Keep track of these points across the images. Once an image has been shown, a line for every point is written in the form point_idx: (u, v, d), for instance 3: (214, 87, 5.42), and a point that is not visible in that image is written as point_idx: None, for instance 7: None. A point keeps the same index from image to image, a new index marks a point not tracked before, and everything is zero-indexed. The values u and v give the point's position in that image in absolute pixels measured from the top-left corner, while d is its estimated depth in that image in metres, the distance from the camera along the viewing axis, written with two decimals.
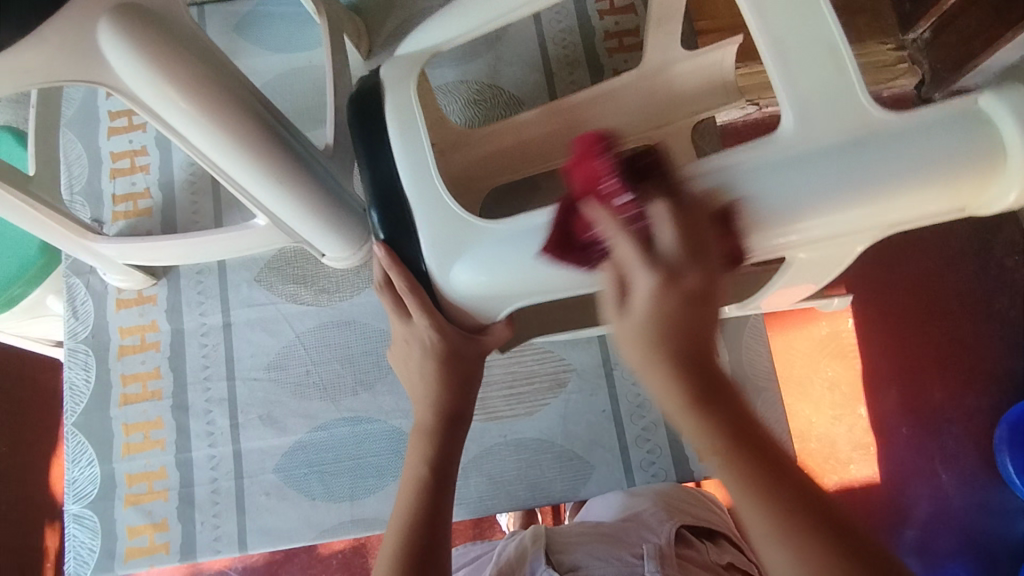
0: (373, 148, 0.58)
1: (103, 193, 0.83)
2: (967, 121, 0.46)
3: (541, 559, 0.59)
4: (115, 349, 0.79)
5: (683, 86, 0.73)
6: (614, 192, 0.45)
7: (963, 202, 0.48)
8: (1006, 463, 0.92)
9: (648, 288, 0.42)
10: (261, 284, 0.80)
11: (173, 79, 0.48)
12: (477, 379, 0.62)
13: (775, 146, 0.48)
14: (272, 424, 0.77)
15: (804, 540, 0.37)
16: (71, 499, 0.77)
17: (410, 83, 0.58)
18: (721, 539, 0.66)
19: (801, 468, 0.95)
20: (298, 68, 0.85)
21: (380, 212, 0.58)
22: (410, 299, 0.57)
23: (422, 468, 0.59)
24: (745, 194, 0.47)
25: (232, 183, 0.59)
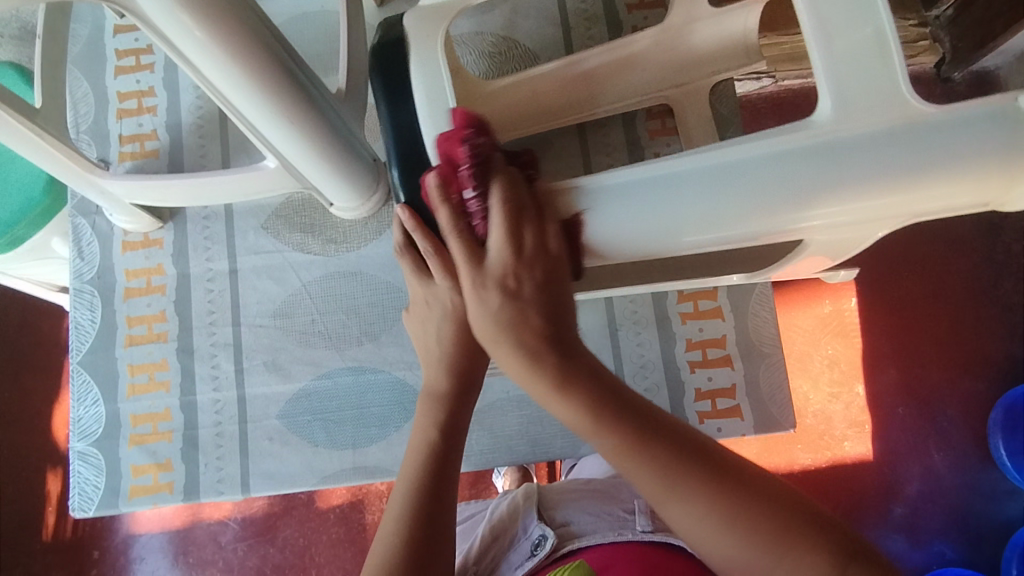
0: (396, 99, 0.59)
1: (109, 133, 0.82)
2: (1010, 117, 0.45)
3: (535, 511, 0.62)
4: (121, 290, 0.79)
5: (700, 52, 0.73)
6: (463, 182, 0.52)
7: (988, 198, 0.48)
8: (998, 445, 0.93)
9: (492, 270, 0.52)
10: (268, 231, 0.80)
11: (189, 6, 0.47)
12: (491, 347, 0.61)
13: (812, 131, 0.47)
14: (277, 370, 0.77)
15: (727, 515, 0.44)
16: (76, 436, 0.77)
17: (435, 35, 0.56)
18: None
19: (797, 440, 0.96)
20: (310, 12, 0.83)
21: (399, 168, 0.59)
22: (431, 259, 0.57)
23: (433, 434, 0.58)
24: (760, 181, 0.47)
25: (241, 118, 0.58)
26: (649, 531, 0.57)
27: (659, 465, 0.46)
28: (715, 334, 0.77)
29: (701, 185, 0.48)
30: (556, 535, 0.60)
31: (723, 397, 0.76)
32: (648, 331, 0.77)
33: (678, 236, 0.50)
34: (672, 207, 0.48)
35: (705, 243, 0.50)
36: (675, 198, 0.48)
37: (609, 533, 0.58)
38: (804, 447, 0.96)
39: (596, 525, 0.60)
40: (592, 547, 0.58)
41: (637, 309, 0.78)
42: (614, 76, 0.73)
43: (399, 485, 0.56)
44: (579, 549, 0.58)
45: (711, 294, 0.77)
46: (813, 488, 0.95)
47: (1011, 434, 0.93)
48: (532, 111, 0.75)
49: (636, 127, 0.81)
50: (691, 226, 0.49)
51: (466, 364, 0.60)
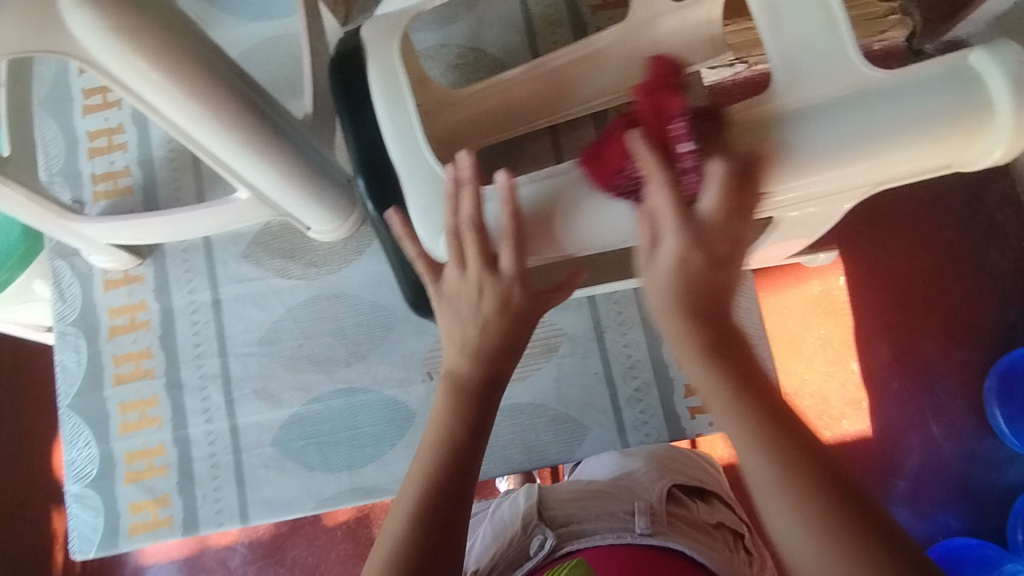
0: (359, 114, 0.59)
1: (82, 173, 0.82)
2: (959, 75, 0.44)
3: (535, 514, 0.61)
4: (105, 330, 0.79)
5: (666, 36, 0.72)
6: (680, 136, 0.44)
7: (950, 159, 0.46)
8: (995, 413, 0.93)
9: (675, 250, 0.43)
10: (248, 259, 0.80)
11: (143, 49, 0.47)
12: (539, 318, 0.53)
13: (766, 106, 0.47)
14: (267, 398, 0.77)
15: (792, 474, 0.38)
16: (72, 478, 0.77)
17: (393, 47, 0.56)
18: (713, 500, 0.67)
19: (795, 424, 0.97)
20: (273, 37, 0.83)
21: (367, 181, 0.57)
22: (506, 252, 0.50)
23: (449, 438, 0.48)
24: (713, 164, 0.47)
25: (207, 154, 0.58)
26: (648, 534, 0.56)
27: (747, 402, 0.40)
28: None
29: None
30: (555, 535, 0.59)
31: None
32: (634, 330, 0.78)
33: None
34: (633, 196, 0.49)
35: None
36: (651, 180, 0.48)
37: (609, 535, 0.56)
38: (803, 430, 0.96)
39: (596, 525, 0.59)
40: (592, 547, 0.55)
41: (621, 309, 0.78)
42: (581, 68, 0.73)
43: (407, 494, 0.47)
44: (576, 550, 0.55)
45: None
46: None
47: (1007, 402, 0.93)
48: (502, 112, 0.75)
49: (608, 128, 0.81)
50: None
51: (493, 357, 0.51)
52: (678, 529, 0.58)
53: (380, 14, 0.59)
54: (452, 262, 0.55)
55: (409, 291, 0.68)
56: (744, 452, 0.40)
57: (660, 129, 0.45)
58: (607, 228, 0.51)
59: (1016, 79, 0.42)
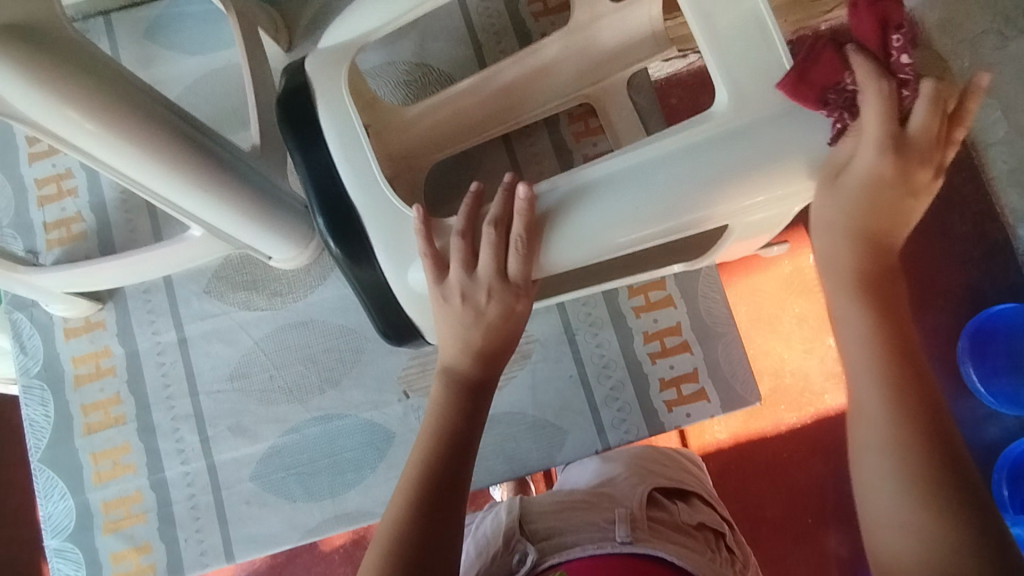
0: (309, 144, 0.56)
1: (33, 222, 0.81)
2: None
3: (515, 528, 0.59)
4: (70, 380, 0.78)
5: (609, 38, 0.72)
6: (899, 49, 0.44)
7: None
8: (971, 373, 0.89)
9: (871, 167, 0.46)
10: (211, 295, 0.79)
11: (73, 100, 0.47)
12: (511, 346, 0.57)
13: (712, 124, 0.48)
14: (242, 433, 0.76)
15: (901, 424, 0.43)
16: (50, 534, 0.76)
17: (341, 80, 0.56)
18: (693, 498, 0.65)
19: (778, 402, 0.92)
20: (218, 69, 0.82)
21: (328, 221, 0.56)
22: (515, 246, 0.52)
23: (428, 450, 0.52)
24: (682, 177, 0.49)
25: (153, 195, 0.58)
26: (629, 542, 0.55)
27: (882, 343, 0.46)
28: (670, 323, 0.78)
29: (643, 181, 0.49)
30: (537, 550, 0.57)
31: (687, 382, 0.77)
32: (605, 330, 0.78)
33: (621, 238, 0.51)
34: (617, 208, 0.50)
35: (649, 236, 0.51)
36: (624, 197, 0.50)
37: (589, 546, 0.55)
38: (787, 408, 0.92)
39: (577, 537, 0.57)
40: (574, 560, 0.54)
41: (590, 311, 0.78)
42: (530, 79, 0.73)
43: (391, 505, 0.50)
44: (558, 563, 0.54)
45: (660, 283, 0.78)
46: (801, 448, 0.91)
47: (980, 360, 0.89)
48: (456, 130, 0.75)
49: (561, 132, 0.81)
50: (640, 224, 0.50)
51: (480, 367, 0.56)
52: (660, 535, 0.57)
53: (321, 47, 0.59)
54: (421, 292, 0.56)
55: (376, 325, 0.60)
56: (860, 384, 0.46)
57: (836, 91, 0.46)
58: (580, 247, 0.52)
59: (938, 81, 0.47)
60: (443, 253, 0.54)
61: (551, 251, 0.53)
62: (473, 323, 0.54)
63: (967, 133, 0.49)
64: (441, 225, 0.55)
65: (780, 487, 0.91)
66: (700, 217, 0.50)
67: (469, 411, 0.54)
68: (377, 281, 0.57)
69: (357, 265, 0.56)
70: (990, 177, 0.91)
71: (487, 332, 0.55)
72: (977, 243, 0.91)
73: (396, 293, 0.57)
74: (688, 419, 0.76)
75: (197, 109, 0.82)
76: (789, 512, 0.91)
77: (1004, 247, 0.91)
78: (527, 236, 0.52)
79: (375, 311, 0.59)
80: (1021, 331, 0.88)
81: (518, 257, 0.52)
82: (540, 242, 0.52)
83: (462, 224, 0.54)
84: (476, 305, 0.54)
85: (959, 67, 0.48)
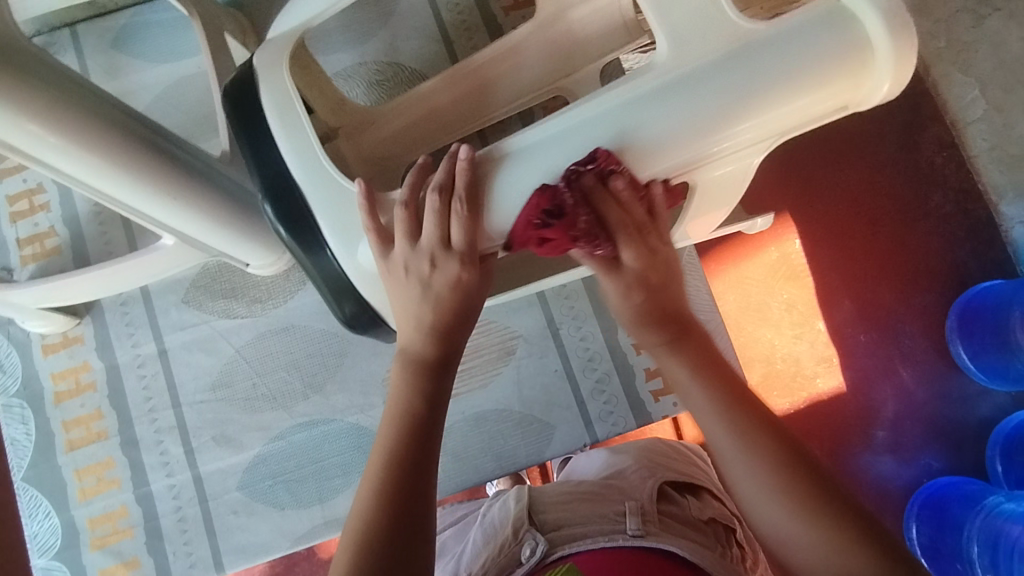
0: (256, 133, 0.56)
1: (6, 239, 0.80)
2: (836, 16, 0.45)
3: (525, 519, 0.58)
4: (51, 397, 0.77)
5: (580, 28, 0.71)
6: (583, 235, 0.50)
7: (843, 101, 0.47)
8: (960, 351, 0.89)
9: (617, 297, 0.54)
10: (190, 304, 0.78)
11: (29, 110, 0.46)
12: (467, 319, 0.55)
13: (656, 73, 0.47)
14: (227, 442, 0.75)
15: (762, 446, 0.46)
16: (36, 553, 0.75)
17: (283, 69, 0.55)
18: (702, 492, 0.64)
19: (771, 389, 0.91)
20: (187, 76, 0.81)
21: (272, 204, 0.55)
22: (457, 211, 0.50)
23: (393, 438, 0.51)
24: (627, 128, 0.47)
25: (120, 205, 0.57)
26: (640, 535, 0.53)
27: (709, 385, 0.50)
28: None
29: (584, 137, 0.47)
30: (547, 541, 0.55)
31: None
32: (588, 323, 0.78)
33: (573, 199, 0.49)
34: (565, 167, 0.48)
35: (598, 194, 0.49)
36: (567, 153, 0.48)
37: (599, 539, 0.54)
38: (779, 394, 0.90)
39: (587, 529, 0.56)
40: (582, 552, 0.53)
41: (573, 304, 0.78)
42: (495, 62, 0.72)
43: (360, 494, 0.49)
44: (568, 555, 0.53)
45: None
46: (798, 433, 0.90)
47: (970, 338, 0.88)
48: (423, 120, 0.73)
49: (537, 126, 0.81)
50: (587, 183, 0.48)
51: (437, 346, 0.54)
52: (671, 528, 0.55)
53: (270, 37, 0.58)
54: (370, 268, 0.55)
55: (339, 314, 0.60)
56: (710, 427, 0.48)
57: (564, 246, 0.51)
58: (530, 210, 0.50)
59: (885, 13, 0.44)
60: (389, 228, 0.53)
61: (497, 217, 0.50)
62: (422, 297, 0.53)
63: (905, 78, 0.45)
64: (384, 201, 0.53)
65: None
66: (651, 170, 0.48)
67: (430, 393, 0.53)
68: (331, 268, 0.56)
69: (310, 253, 0.56)
70: (971, 155, 0.91)
71: (437, 306, 0.53)
72: (958, 222, 0.91)
73: (347, 271, 0.56)
74: (675, 408, 0.76)
75: (168, 117, 0.81)
76: None
77: (988, 223, 0.91)
78: (469, 200, 0.50)
79: (329, 291, 0.58)
80: (1006, 308, 0.84)
81: (460, 221, 0.50)
82: (485, 209, 0.50)
83: (407, 195, 0.52)
84: (421, 276, 0.52)
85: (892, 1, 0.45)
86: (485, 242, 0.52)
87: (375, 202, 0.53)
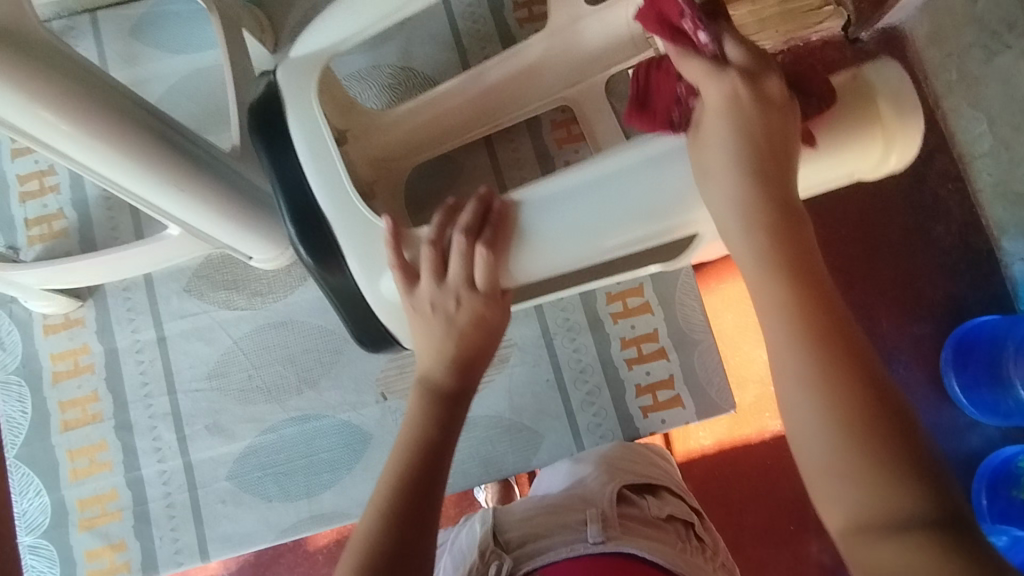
0: (279, 155, 0.57)
1: (15, 219, 0.81)
2: (851, 96, 0.49)
3: (490, 540, 0.58)
4: (49, 376, 0.78)
5: (588, 41, 0.72)
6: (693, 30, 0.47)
7: (853, 171, 0.51)
8: (952, 383, 0.90)
9: (719, 97, 0.46)
10: (191, 293, 0.79)
11: (46, 100, 0.47)
12: (486, 353, 0.57)
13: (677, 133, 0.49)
14: (219, 432, 0.76)
15: (834, 385, 0.39)
16: (24, 530, 0.76)
17: (310, 91, 0.57)
18: (663, 492, 0.64)
19: (763, 409, 0.92)
20: (202, 68, 0.83)
21: (295, 225, 0.56)
22: (480, 254, 0.52)
23: (403, 463, 0.52)
24: (648, 184, 0.49)
25: (131, 195, 0.58)
26: (601, 542, 0.55)
27: (797, 305, 0.42)
28: (647, 329, 0.78)
29: (604, 188, 0.50)
30: (512, 558, 0.56)
31: (663, 389, 0.77)
32: (582, 336, 0.78)
33: (596, 244, 0.51)
34: (589, 217, 0.50)
35: (622, 244, 0.51)
36: (587, 202, 0.50)
37: (562, 549, 0.55)
38: (772, 415, 0.92)
39: (551, 541, 0.56)
40: (548, 565, 0.54)
41: (568, 316, 0.79)
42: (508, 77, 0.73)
43: (364, 519, 0.50)
44: (534, 570, 0.54)
45: (638, 290, 0.79)
46: (784, 455, 0.92)
47: (962, 371, 0.89)
48: (436, 130, 0.75)
49: (543, 138, 0.82)
50: (607, 230, 0.51)
51: (453, 377, 0.56)
52: (631, 532, 0.56)
53: (292, 54, 0.58)
54: (393, 300, 0.57)
55: (351, 330, 0.60)
56: (788, 359, 0.41)
57: (671, 37, 0.48)
58: (552, 253, 0.52)
59: (896, 97, 0.48)
60: (412, 263, 0.55)
61: (520, 260, 0.53)
62: (445, 332, 0.55)
63: (909, 154, 0.49)
64: (409, 236, 0.55)
65: (760, 491, 0.92)
66: (671, 221, 0.50)
67: (443, 421, 0.55)
68: (349, 288, 0.57)
69: (329, 272, 0.57)
70: (976, 189, 0.91)
71: (460, 340, 0.55)
72: (958, 253, 0.92)
73: (369, 300, 0.57)
74: (663, 425, 0.77)
75: (181, 109, 0.82)
76: (767, 517, 0.92)
77: (989, 256, 0.92)
78: (493, 245, 0.52)
79: (347, 316, 0.59)
80: (1001, 345, 0.85)
81: (483, 264, 0.52)
82: (510, 251, 0.53)
83: (434, 233, 0.54)
84: (446, 313, 0.54)
85: (904, 85, 0.48)
86: (506, 282, 0.55)
87: (400, 238, 0.54)
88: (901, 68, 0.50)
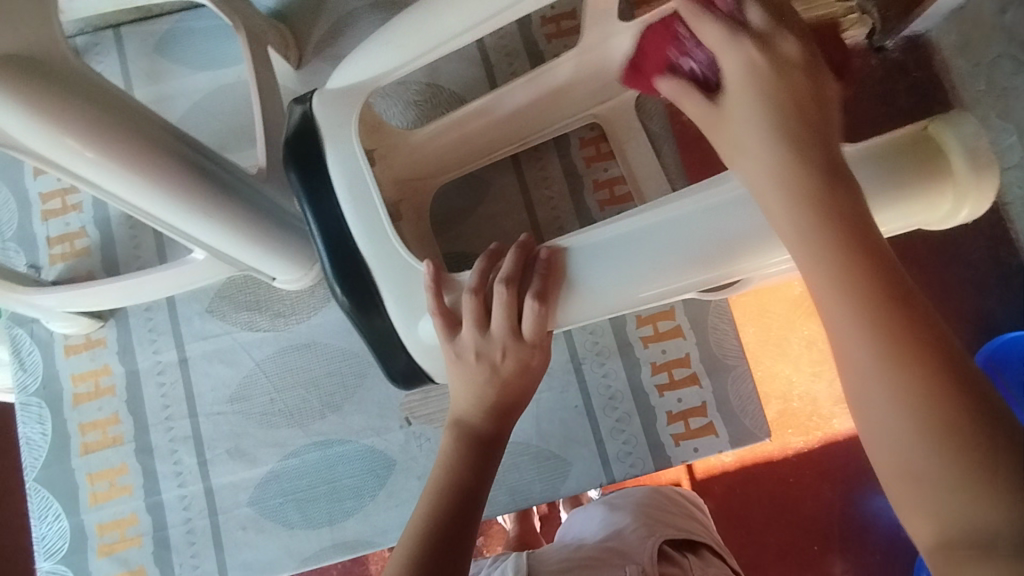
0: (314, 189, 0.56)
1: (36, 237, 0.80)
2: (921, 151, 0.46)
3: None
4: (69, 398, 0.77)
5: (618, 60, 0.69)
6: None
7: (918, 222, 0.48)
8: None
9: None
10: (213, 314, 0.78)
11: (73, 128, 0.45)
12: (526, 400, 0.57)
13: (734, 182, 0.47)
14: (241, 456, 0.75)
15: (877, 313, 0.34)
16: (43, 555, 0.74)
17: (351, 123, 0.56)
18: (703, 549, 0.63)
19: (785, 427, 0.89)
20: (226, 84, 0.82)
21: (331, 261, 0.56)
22: (529, 305, 0.51)
23: (432, 509, 0.52)
24: (704, 235, 0.47)
25: (155, 221, 0.57)
26: None
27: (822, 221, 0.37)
28: (678, 354, 0.76)
29: (654, 242, 0.48)
30: None
31: (695, 416, 0.75)
32: (612, 360, 0.76)
33: (642, 289, 0.50)
34: (639, 265, 0.49)
35: (673, 291, 0.50)
36: (640, 254, 0.49)
37: None
38: (794, 432, 0.89)
39: None
40: None
41: (597, 340, 0.77)
42: (536, 94, 0.70)
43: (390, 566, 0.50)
44: None
45: (669, 313, 0.76)
46: (808, 474, 0.89)
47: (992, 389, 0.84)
48: (464, 147, 0.73)
49: (571, 156, 0.79)
50: (656, 279, 0.49)
51: (492, 422, 0.55)
52: None
53: (329, 84, 0.58)
54: (432, 344, 0.55)
55: (382, 368, 0.59)
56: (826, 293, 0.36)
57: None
58: (601, 300, 0.51)
59: (972, 153, 0.45)
60: (453, 310, 0.53)
61: (568, 308, 0.52)
62: (489, 380, 0.54)
63: (982, 209, 0.47)
64: (450, 281, 0.54)
65: (788, 514, 0.89)
66: (727, 269, 0.48)
67: (477, 468, 0.54)
68: (382, 327, 0.56)
69: (364, 311, 0.55)
70: (1005, 201, 0.87)
71: (502, 389, 0.54)
72: (989, 269, 0.88)
73: (406, 343, 0.56)
74: (695, 454, 0.74)
75: (204, 126, 0.81)
76: (794, 541, 0.89)
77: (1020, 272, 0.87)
78: (544, 297, 0.50)
79: (380, 356, 0.57)
80: None
81: (532, 315, 0.51)
82: (557, 299, 0.51)
83: (476, 282, 0.53)
84: (492, 363, 0.53)
85: (981, 140, 0.46)
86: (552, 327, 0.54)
87: (442, 283, 0.53)
88: (972, 118, 0.47)
